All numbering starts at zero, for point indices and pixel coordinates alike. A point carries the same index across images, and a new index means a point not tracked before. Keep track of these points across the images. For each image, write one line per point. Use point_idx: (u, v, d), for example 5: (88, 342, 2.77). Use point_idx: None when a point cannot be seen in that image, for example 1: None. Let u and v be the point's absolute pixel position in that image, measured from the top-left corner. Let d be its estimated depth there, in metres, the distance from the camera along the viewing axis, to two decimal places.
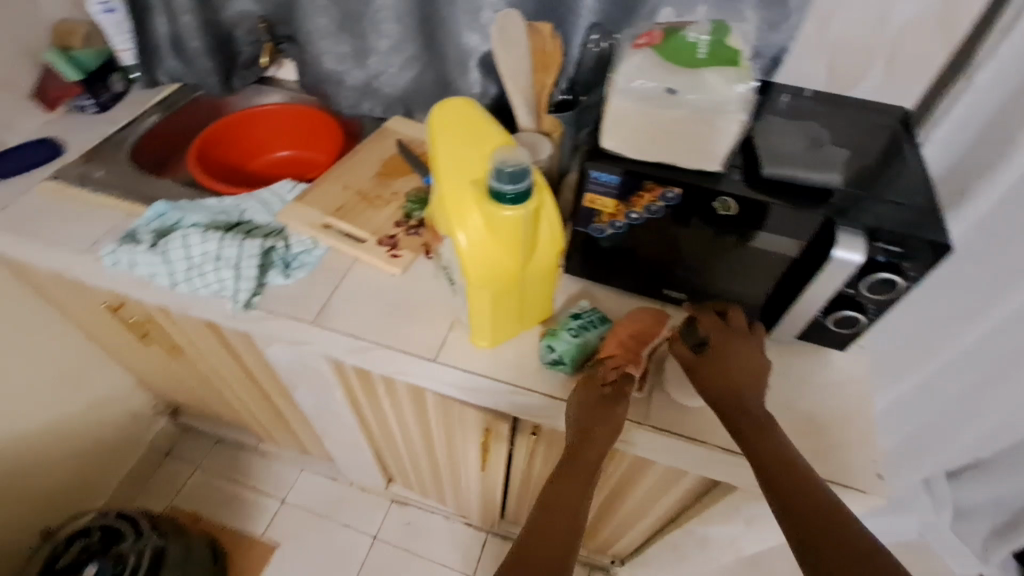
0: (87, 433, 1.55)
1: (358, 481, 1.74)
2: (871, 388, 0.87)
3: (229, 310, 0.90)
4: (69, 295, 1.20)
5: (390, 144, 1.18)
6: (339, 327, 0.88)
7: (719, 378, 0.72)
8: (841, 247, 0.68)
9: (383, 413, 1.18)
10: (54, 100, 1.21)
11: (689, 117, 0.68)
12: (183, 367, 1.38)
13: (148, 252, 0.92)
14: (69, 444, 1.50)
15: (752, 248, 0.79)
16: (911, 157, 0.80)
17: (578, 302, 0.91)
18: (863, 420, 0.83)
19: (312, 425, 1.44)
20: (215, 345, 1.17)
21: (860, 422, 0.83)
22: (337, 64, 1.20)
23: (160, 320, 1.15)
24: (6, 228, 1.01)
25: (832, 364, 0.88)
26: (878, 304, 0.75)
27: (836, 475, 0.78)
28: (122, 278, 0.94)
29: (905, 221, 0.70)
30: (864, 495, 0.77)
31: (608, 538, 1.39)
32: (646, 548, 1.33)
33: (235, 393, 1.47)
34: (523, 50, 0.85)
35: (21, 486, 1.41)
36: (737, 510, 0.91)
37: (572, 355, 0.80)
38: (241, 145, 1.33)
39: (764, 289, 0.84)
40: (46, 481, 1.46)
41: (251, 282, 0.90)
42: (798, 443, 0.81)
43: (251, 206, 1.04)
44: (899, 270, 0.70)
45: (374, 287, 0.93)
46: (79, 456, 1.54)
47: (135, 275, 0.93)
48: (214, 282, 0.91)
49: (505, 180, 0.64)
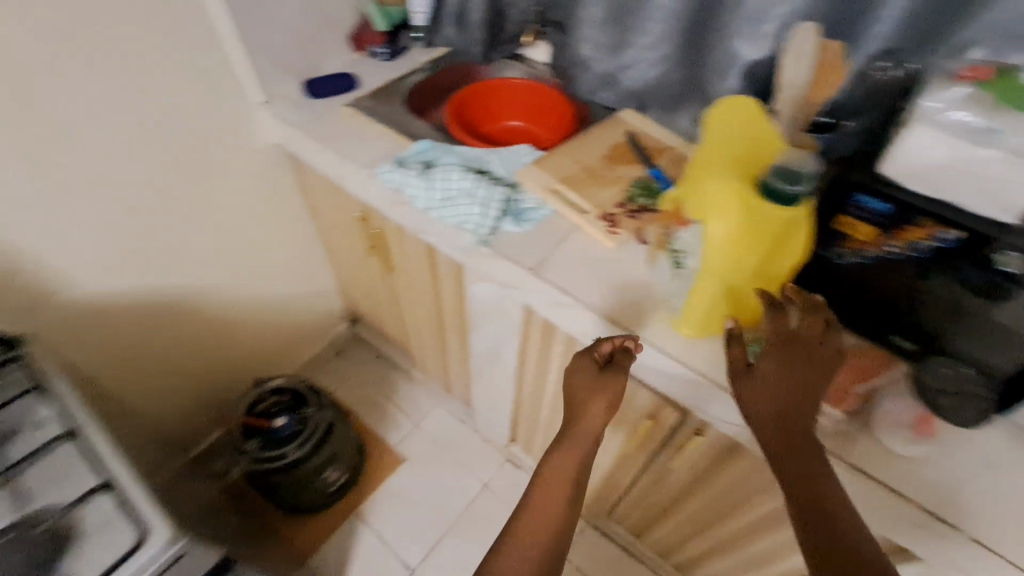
0: (299, 315, 1.87)
1: (484, 430, 1.88)
2: None
3: (466, 242, 1.05)
4: (329, 200, 1.47)
5: (620, 131, 1.25)
6: (554, 281, 0.97)
7: (766, 404, 0.73)
8: None
9: (546, 372, 1.27)
10: (360, 44, 1.48)
11: (999, 160, 0.67)
12: (385, 283, 1.61)
13: (415, 177, 1.09)
14: (285, 320, 1.82)
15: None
16: None
17: None
18: None
19: (470, 365, 1.59)
20: (425, 271, 1.35)
21: None
22: (592, 51, 1.30)
23: (391, 238, 1.36)
24: (314, 137, 1.27)
25: None
26: None
27: None
28: (388, 194, 1.14)
29: None
30: None
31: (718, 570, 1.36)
32: None
33: (414, 318, 1.68)
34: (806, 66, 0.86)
35: (251, 343, 1.73)
36: None
37: None
38: (484, 107, 1.49)
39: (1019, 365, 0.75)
40: (266, 341, 1.78)
41: (489, 223, 1.04)
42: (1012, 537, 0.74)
43: (494, 160, 1.19)
44: None
45: (589, 255, 1.02)
46: (289, 331, 1.86)
47: (399, 194, 1.12)
48: (460, 216, 1.06)
49: (781, 180, 0.68)
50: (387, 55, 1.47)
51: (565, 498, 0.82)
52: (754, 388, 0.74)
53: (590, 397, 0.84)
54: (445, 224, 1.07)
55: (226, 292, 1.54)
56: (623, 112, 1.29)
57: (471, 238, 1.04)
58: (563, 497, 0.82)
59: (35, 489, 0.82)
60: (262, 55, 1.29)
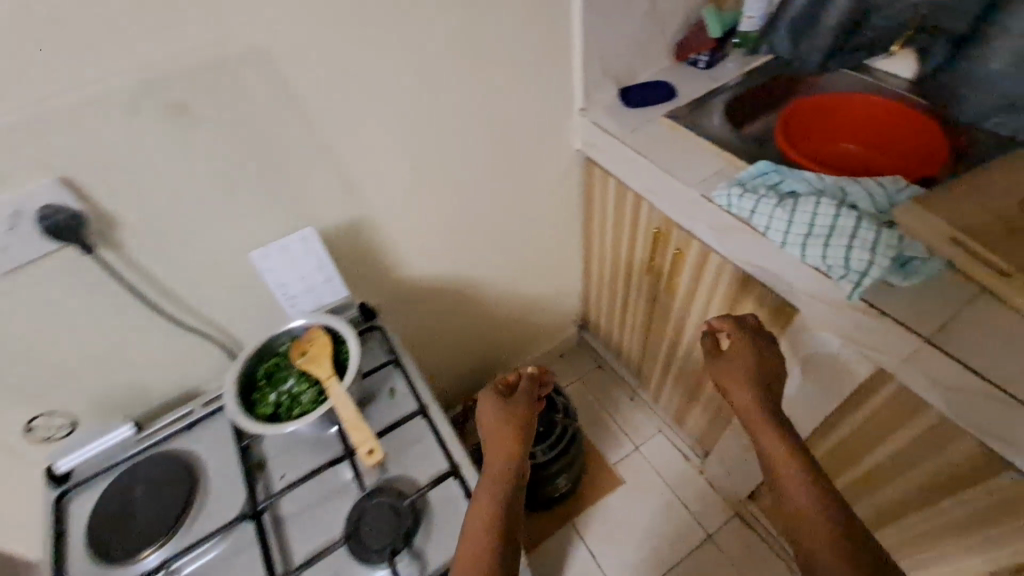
0: (544, 319, 1.87)
1: (714, 475, 1.73)
2: None
3: (835, 289, 0.93)
4: (618, 212, 1.43)
5: None
6: (968, 359, 0.82)
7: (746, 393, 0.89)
8: None
9: (867, 449, 1.08)
10: (683, 52, 1.39)
11: None
12: (648, 303, 1.54)
13: (774, 206, 0.99)
14: (534, 323, 1.83)
15: None
16: None
17: None
18: None
19: (732, 409, 1.44)
20: (723, 302, 1.24)
21: None
22: (1005, 70, 1.07)
23: (691, 261, 1.27)
24: (638, 149, 1.23)
25: None
26: None
27: None
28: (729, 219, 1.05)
29: None
30: None
31: None
32: None
33: (669, 347, 1.58)
34: None
35: (504, 338, 1.76)
36: None
37: None
38: (814, 123, 1.29)
39: None
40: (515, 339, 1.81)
41: (876, 272, 0.89)
42: None
43: (860, 187, 1.01)
44: None
45: (1007, 331, 0.85)
46: (533, 333, 1.87)
47: (746, 222, 1.03)
48: (833, 258, 0.92)
49: None
50: (705, 64, 1.38)
51: (513, 472, 0.80)
52: (733, 364, 0.93)
53: (490, 411, 0.88)
54: (808, 266, 0.96)
55: (500, 290, 1.58)
56: None
57: (846, 289, 0.91)
58: (500, 494, 0.77)
59: (390, 457, 0.89)
60: (594, 64, 1.27)
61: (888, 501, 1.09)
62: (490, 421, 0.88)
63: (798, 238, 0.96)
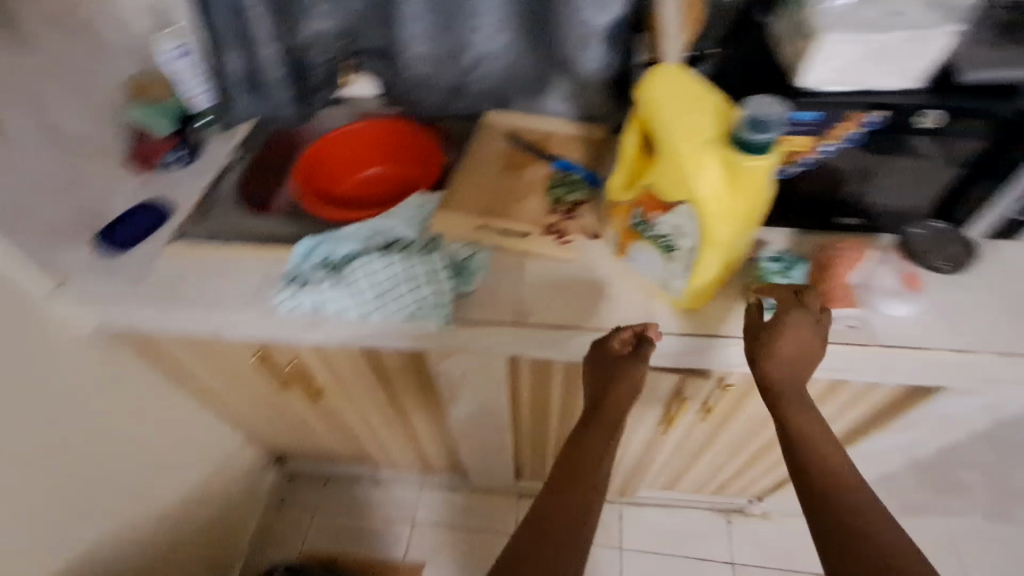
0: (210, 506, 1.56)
1: (486, 485, 1.78)
2: None
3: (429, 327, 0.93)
4: (209, 359, 1.18)
5: (499, 137, 1.17)
6: (543, 321, 0.92)
7: (787, 372, 0.78)
8: None
9: (547, 404, 1.23)
10: (147, 160, 1.19)
11: (904, 35, 0.71)
12: (317, 409, 1.40)
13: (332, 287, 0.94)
14: (193, 524, 1.50)
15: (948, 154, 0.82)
16: None
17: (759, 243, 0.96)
18: None
19: (452, 437, 1.47)
20: (371, 374, 1.19)
21: None
22: (428, 67, 1.22)
23: (314, 360, 1.15)
24: (160, 299, 1.00)
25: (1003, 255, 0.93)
26: None
27: None
28: (301, 318, 0.96)
29: None
30: None
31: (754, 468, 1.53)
32: None
33: (367, 426, 1.48)
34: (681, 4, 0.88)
35: None
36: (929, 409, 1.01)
37: (791, 294, 0.88)
38: (331, 168, 1.30)
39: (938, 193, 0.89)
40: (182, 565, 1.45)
41: (446, 296, 0.93)
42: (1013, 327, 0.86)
43: (394, 222, 1.04)
44: None
45: (555, 276, 0.97)
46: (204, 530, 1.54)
47: (319, 314, 0.95)
48: (407, 304, 0.92)
49: (752, 132, 0.67)
50: (184, 159, 1.21)
51: (570, 533, 0.71)
52: (788, 347, 0.77)
53: (621, 392, 0.81)
54: (393, 321, 0.93)
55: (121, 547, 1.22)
56: (490, 115, 1.21)
57: (437, 320, 0.92)
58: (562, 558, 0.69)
59: None
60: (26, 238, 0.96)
61: None
62: (611, 401, 0.81)
63: (370, 303, 0.93)
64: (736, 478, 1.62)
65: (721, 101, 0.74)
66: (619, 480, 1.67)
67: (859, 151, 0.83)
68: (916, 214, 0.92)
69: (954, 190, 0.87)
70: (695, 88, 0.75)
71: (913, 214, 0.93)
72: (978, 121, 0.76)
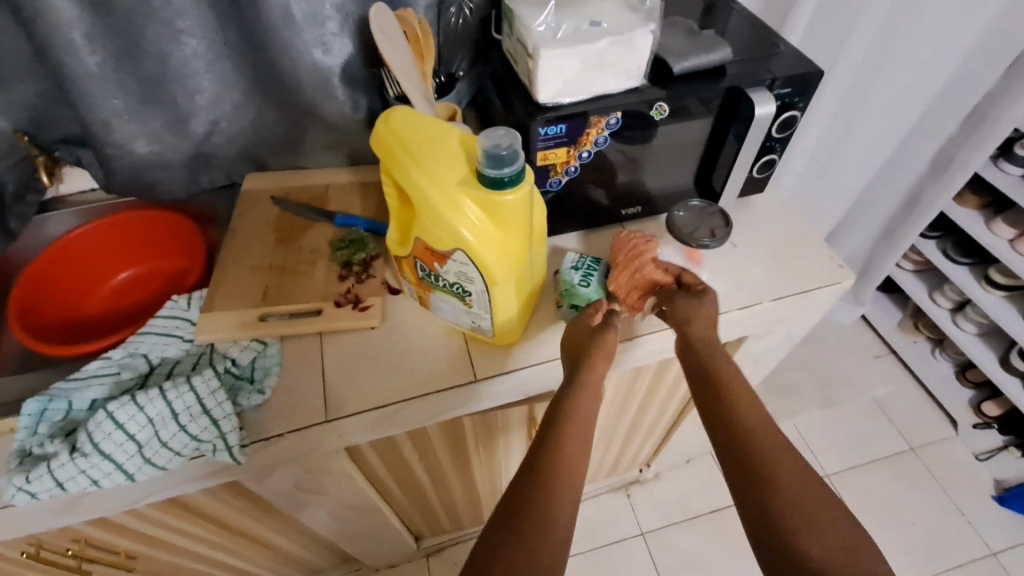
0: None
1: (388, 561, 1.63)
2: (791, 210, 1.05)
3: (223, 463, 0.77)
4: None
5: (267, 205, 1.03)
6: (359, 407, 0.81)
7: (693, 334, 0.74)
8: (760, 104, 0.81)
9: (411, 470, 1.13)
10: None
11: (610, 41, 0.74)
12: (144, 573, 1.14)
13: (73, 460, 0.73)
14: None
15: (684, 131, 0.89)
16: (740, 12, 0.96)
17: (559, 256, 0.96)
18: (809, 230, 1.01)
19: (325, 537, 1.30)
20: (190, 518, 0.98)
21: (810, 232, 1.01)
22: (151, 146, 0.99)
23: (106, 531, 0.93)
24: None
25: (756, 207, 1.05)
26: (783, 140, 0.92)
27: (819, 281, 0.94)
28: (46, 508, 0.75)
29: (790, 65, 0.85)
30: (841, 284, 0.95)
31: (635, 443, 1.59)
32: (677, 429, 1.55)
33: (218, 566, 1.25)
34: (401, 40, 0.84)
35: None
36: (747, 353, 1.11)
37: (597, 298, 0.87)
38: (61, 290, 1.06)
39: (692, 165, 0.97)
40: None
41: (231, 421, 0.76)
42: (783, 269, 0.96)
43: (151, 345, 0.86)
44: (794, 105, 0.87)
45: (362, 350, 0.87)
46: None
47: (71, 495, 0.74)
48: (186, 443, 0.76)
49: (498, 169, 0.64)
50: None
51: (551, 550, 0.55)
52: (695, 318, 0.74)
53: (590, 396, 0.69)
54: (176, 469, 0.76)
55: None
56: (249, 182, 1.07)
57: (222, 455, 0.76)
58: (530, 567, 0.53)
59: None
60: None
61: (458, 467, 1.21)
62: (568, 402, 0.68)
63: (137, 460, 0.74)
64: (620, 456, 1.68)
65: (462, 135, 0.70)
66: None
67: (615, 147, 0.86)
68: (681, 188, 0.99)
69: (711, 147, 0.93)
70: (430, 126, 0.69)
71: (678, 188, 1.00)
72: (700, 97, 0.83)
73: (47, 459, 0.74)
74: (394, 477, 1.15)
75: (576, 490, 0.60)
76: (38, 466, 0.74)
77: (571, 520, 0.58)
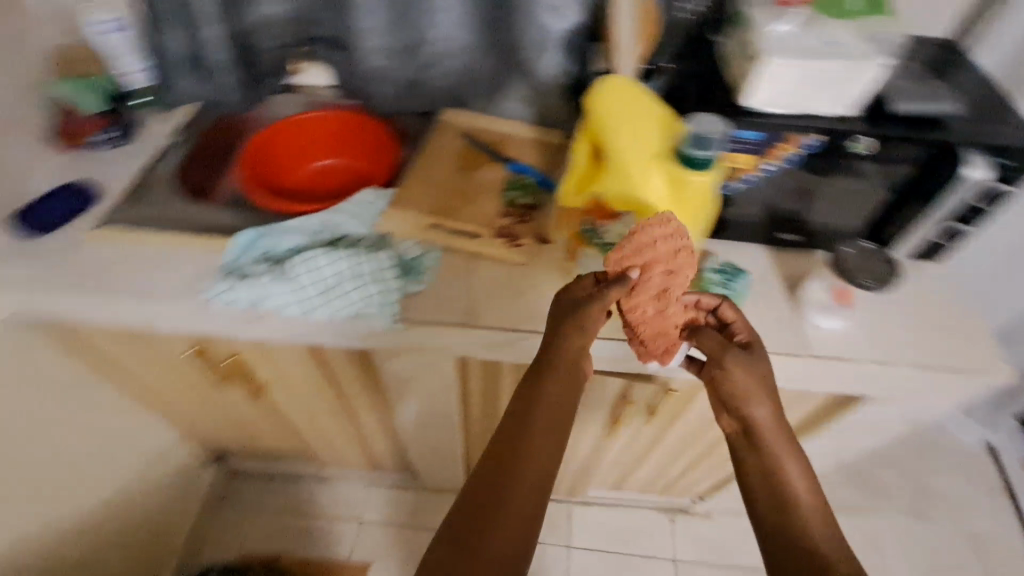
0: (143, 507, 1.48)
1: (436, 484, 1.76)
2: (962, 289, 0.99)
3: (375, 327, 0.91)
4: (138, 352, 1.12)
5: (456, 135, 1.16)
6: (492, 323, 0.92)
7: (745, 377, 0.73)
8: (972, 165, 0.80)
9: (497, 404, 1.23)
10: (72, 137, 1.11)
11: (837, 63, 0.76)
12: (259, 405, 1.34)
13: (273, 283, 0.91)
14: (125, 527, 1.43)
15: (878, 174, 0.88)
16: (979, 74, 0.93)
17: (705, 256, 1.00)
18: (976, 314, 0.96)
19: (400, 436, 1.45)
20: (316, 371, 1.15)
21: (976, 317, 0.95)
22: (384, 60, 1.19)
23: (256, 356, 1.11)
24: (83, 286, 0.94)
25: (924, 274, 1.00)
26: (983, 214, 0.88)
27: (973, 366, 0.89)
28: (238, 314, 0.92)
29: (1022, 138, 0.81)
30: (996, 377, 0.89)
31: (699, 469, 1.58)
32: None
33: (312, 424, 1.44)
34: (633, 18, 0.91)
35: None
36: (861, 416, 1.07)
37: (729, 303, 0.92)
38: (279, 157, 1.23)
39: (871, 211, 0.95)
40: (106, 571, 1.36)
41: (393, 295, 0.92)
42: (935, 342, 0.92)
43: (343, 218, 1.02)
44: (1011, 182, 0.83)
45: (505, 279, 0.97)
46: (134, 534, 1.45)
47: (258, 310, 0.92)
48: (354, 300, 0.91)
49: (693, 147, 0.70)
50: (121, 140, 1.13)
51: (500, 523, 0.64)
52: (740, 381, 0.73)
53: (552, 380, 0.72)
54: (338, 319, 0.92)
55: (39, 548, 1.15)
56: (449, 112, 1.19)
57: (381, 318, 0.91)
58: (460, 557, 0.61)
59: None
60: None
61: None
62: (525, 390, 0.71)
63: (315, 300, 0.91)
64: (676, 475, 1.68)
65: (664, 111, 0.77)
66: (570, 479, 1.70)
67: (802, 168, 0.87)
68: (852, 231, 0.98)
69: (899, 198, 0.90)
70: (639, 96, 0.77)
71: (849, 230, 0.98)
72: (909, 143, 0.82)
73: (253, 277, 0.94)
74: (479, 402, 1.26)
75: (541, 462, 0.68)
76: (246, 279, 0.93)
77: (526, 505, 0.65)
